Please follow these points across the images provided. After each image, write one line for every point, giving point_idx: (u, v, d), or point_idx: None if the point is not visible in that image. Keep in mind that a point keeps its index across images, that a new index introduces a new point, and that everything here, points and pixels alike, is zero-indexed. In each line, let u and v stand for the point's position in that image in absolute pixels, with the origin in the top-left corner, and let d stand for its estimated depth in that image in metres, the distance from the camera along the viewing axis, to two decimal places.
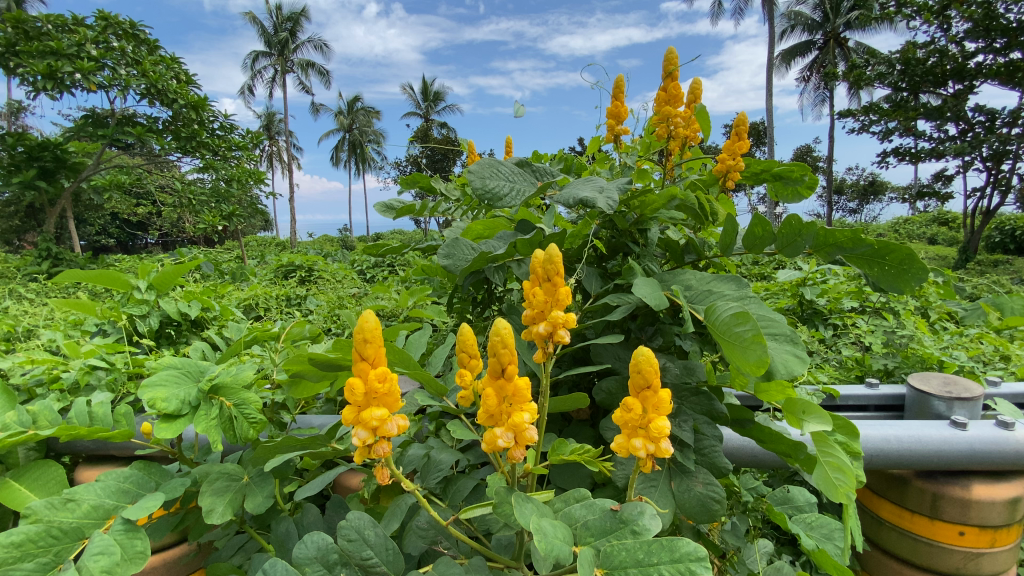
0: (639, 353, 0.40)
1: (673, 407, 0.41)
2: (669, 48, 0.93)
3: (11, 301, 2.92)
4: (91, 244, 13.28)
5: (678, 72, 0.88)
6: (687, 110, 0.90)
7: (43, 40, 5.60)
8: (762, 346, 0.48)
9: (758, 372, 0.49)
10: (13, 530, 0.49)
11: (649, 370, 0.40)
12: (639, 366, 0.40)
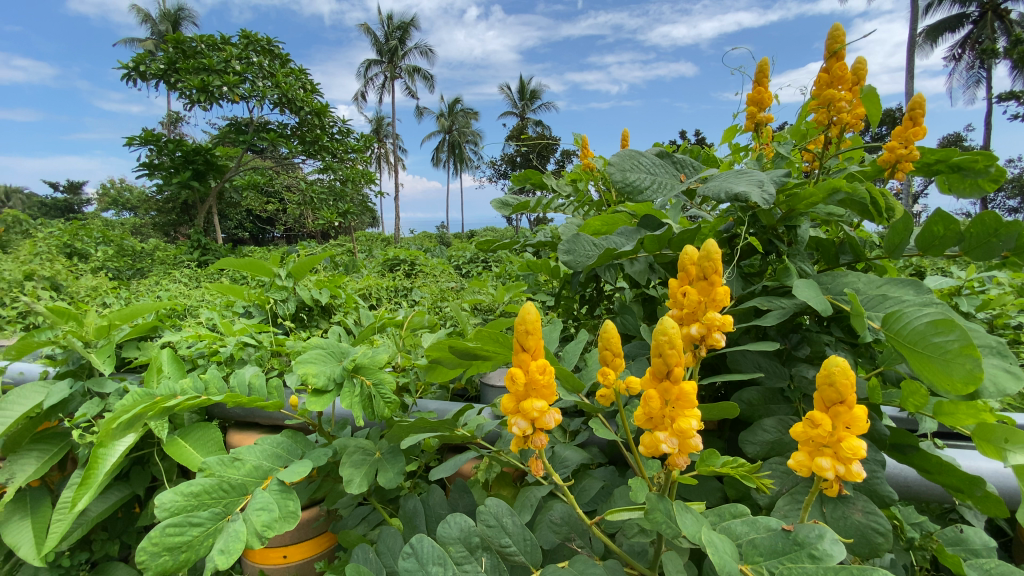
0: (830, 363, 0.36)
1: (868, 426, 0.36)
2: (833, 24, 0.81)
3: (172, 284, 3.47)
4: (230, 236, 15.24)
5: (846, 49, 0.77)
6: (853, 91, 0.78)
7: (197, 57, 6.49)
8: (973, 361, 0.41)
9: (964, 391, 0.43)
10: (191, 478, 0.55)
11: (843, 383, 0.36)
12: (831, 378, 0.36)
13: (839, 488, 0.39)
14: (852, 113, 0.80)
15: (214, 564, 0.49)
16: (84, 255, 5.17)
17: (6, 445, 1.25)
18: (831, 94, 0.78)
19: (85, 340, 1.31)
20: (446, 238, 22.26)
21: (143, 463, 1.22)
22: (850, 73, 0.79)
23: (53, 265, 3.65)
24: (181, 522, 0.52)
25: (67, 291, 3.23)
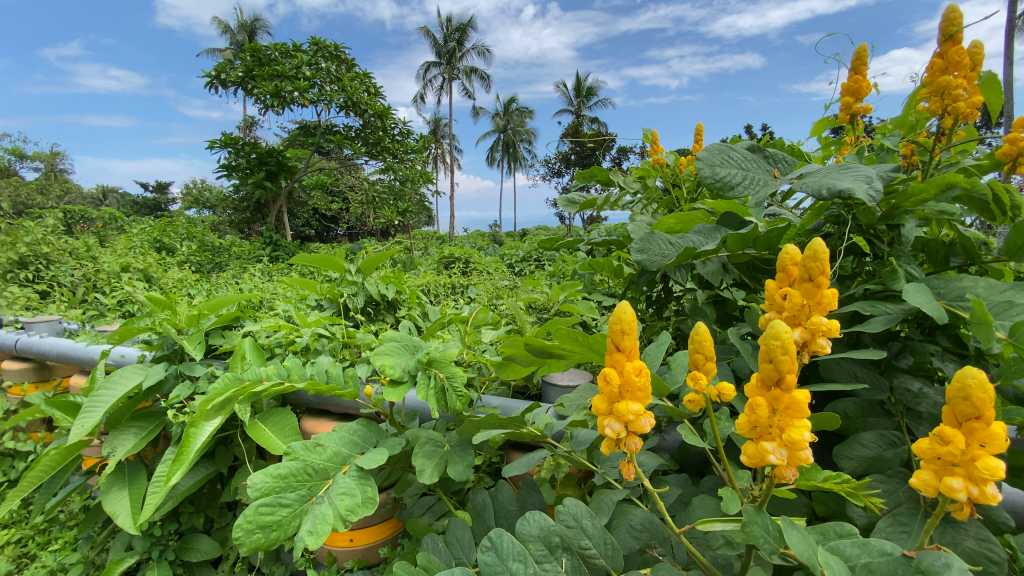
0: (969, 375, 0.33)
1: (1010, 447, 0.33)
2: (946, 4, 0.74)
3: (246, 278, 3.71)
4: (297, 233, 16.10)
5: (963, 32, 0.70)
6: (972, 77, 0.70)
7: (271, 65, 6.88)
8: None
9: None
10: (279, 461, 0.59)
11: (983, 398, 0.33)
12: (967, 392, 0.33)
13: (969, 512, 0.36)
14: (969, 102, 0.73)
15: (303, 543, 0.52)
16: (170, 250, 5.63)
17: (110, 421, 1.38)
18: (944, 83, 0.71)
19: (178, 328, 1.43)
20: (500, 237, 22.45)
21: (226, 444, 1.31)
22: (967, 57, 0.71)
23: (146, 259, 4.00)
24: (272, 502, 0.55)
25: (157, 283, 3.54)
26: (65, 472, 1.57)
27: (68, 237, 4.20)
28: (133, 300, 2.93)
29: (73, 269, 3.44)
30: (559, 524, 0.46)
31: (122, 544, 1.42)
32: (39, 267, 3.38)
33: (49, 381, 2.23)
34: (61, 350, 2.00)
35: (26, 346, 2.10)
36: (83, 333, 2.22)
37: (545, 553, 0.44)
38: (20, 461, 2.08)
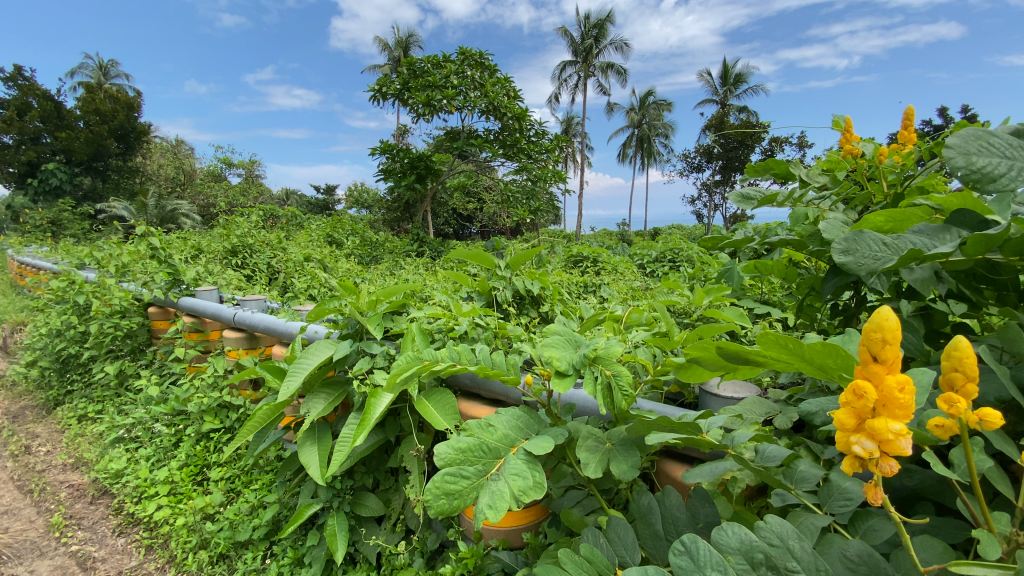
0: None
1: None
2: None
3: (399, 272, 4.14)
4: (438, 231, 17.35)
5: None
6: None
7: (424, 76, 7.50)
8: None
9: None
10: (459, 436, 0.65)
11: None
12: None
13: None
14: None
15: (484, 515, 0.56)
16: (338, 245, 6.43)
17: (306, 387, 1.63)
18: None
19: (360, 311, 1.64)
20: (632, 236, 21.85)
21: (395, 416, 1.49)
22: None
23: (320, 251, 4.65)
24: (454, 472, 0.61)
25: (330, 272, 4.09)
26: (268, 427, 1.89)
27: (264, 231, 5.05)
28: (313, 286, 3.43)
29: (269, 257, 4.13)
30: (761, 540, 0.44)
31: (308, 492, 1.68)
32: (246, 255, 4.11)
33: (256, 349, 2.69)
34: (266, 324, 2.41)
35: (242, 319, 2.56)
36: (281, 311, 2.65)
37: (745, 568, 0.43)
38: (234, 413, 2.56)
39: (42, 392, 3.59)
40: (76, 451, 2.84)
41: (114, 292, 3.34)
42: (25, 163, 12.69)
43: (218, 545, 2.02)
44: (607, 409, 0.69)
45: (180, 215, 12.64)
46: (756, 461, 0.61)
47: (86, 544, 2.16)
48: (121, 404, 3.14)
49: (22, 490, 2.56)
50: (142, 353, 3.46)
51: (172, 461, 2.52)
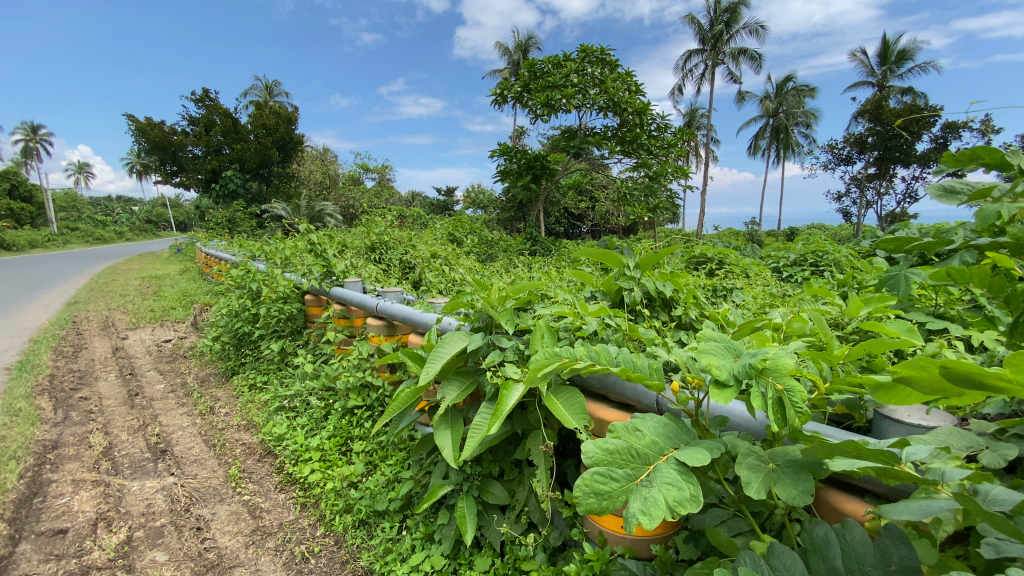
0: None
1: None
2: None
3: (516, 270, 4.25)
4: (551, 230, 17.49)
5: None
6: None
7: (544, 77, 7.60)
8: None
9: None
10: (606, 437, 0.64)
11: None
12: None
13: None
14: None
15: (638, 521, 0.55)
16: (459, 243, 6.76)
17: (441, 374, 1.74)
18: None
19: (492, 305, 1.71)
20: (763, 237, 20.02)
21: (522, 409, 1.53)
22: None
23: (445, 248, 4.94)
24: (603, 472, 0.61)
25: (454, 267, 4.33)
26: (406, 409, 2.06)
27: (397, 229, 5.51)
28: (440, 281, 3.65)
29: (401, 253, 4.47)
30: None
31: (440, 473, 1.79)
32: (383, 251, 4.51)
33: (394, 336, 2.93)
34: (403, 314, 2.62)
35: (383, 309, 2.81)
36: (417, 303, 2.85)
37: None
38: (374, 392, 2.83)
39: (223, 362, 4.27)
40: (247, 415, 3.35)
41: (280, 280, 3.87)
42: (210, 170, 15.15)
43: (359, 510, 2.24)
44: (777, 425, 0.66)
45: (325, 215, 14.22)
46: (979, 504, 0.54)
47: (257, 494, 2.53)
48: (282, 378, 3.64)
49: (208, 443, 3.05)
50: (300, 334, 3.97)
51: (322, 430, 2.86)
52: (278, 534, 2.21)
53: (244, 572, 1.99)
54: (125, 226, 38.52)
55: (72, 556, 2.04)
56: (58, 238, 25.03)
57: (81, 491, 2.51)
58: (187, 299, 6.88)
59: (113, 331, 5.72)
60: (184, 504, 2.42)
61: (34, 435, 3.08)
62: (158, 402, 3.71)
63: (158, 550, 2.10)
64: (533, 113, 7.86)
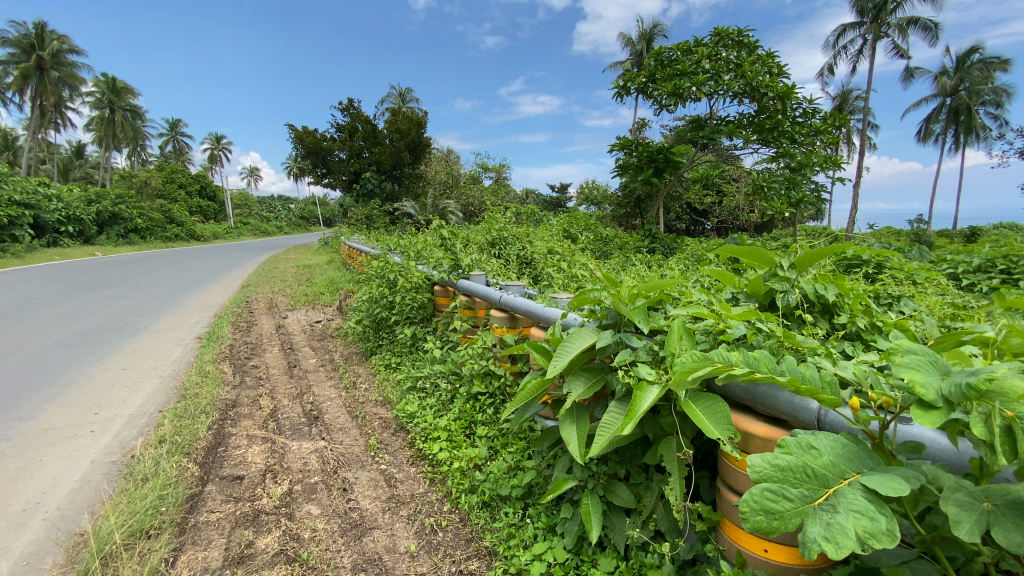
0: None
1: None
2: None
3: (637, 269, 4.12)
4: (671, 226, 16.64)
5: None
6: None
7: (673, 64, 7.24)
8: None
9: None
10: (779, 456, 0.75)
11: None
12: None
13: None
14: None
15: (820, 547, 0.65)
16: (574, 239, 6.72)
17: (567, 368, 1.74)
18: None
19: (622, 302, 1.66)
20: (934, 237, 17.01)
21: (655, 414, 1.47)
22: None
23: (562, 244, 4.95)
24: (775, 491, 0.71)
25: (574, 263, 4.32)
26: (531, 401, 2.09)
27: (516, 225, 5.64)
28: (561, 277, 3.68)
29: (522, 248, 4.57)
30: None
31: (564, 467, 1.78)
32: (503, 247, 4.65)
33: (516, 328, 3.00)
34: (527, 308, 2.67)
35: (506, 301, 2.89)
36: (540, 297, 2.89)
37: None
38: (496, 381, 2.94)
39: (363, 342, 4.72)
40: (383, 392, 3.68)
41: (414, 271, 4.18)
42: (354, 172, 16.83)
43: (483, 492, 2.35)
44: (1005, 457, 0.66)
45: (448, 211, 14.98)
46: None
47: (391, 465, 2.77)
48: (414, 361, 3.94)
49: (352, 414, 3.41)
50: (429, 321, 4.26)
51: (449, 412, 3.05)
52: (411, 504, 2.39)
53: (381, 534, 2.18)
54: (288, 223, 44.40)
55: (247, 500, 2.41)
56: (235, 232, 29.66)
57: (252, 445, 2.96)
58: (333, 286, 7.74)
59: (276, 311, 6.64)
60: (333, 466, 2.73)
61: (220, 395, 3.69)
62: (311, 374, 4.23)
63: (313, 504, 2.40)
64: (659, 104, 7.52)
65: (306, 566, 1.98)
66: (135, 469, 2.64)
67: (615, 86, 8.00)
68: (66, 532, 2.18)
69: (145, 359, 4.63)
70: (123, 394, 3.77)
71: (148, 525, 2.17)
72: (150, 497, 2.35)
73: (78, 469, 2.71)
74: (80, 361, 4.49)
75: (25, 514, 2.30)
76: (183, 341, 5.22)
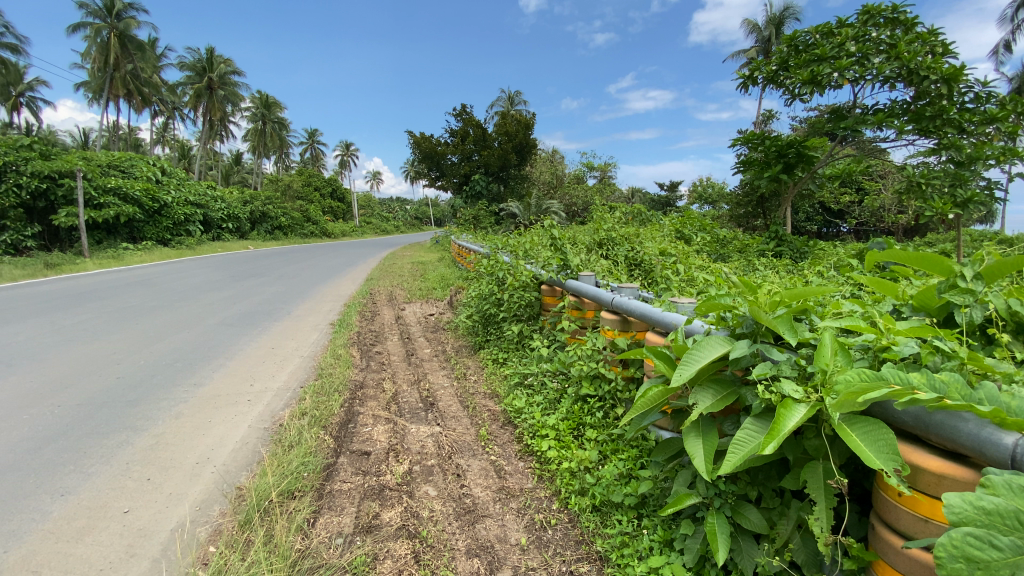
0: None
1: None
2: None
3: (760, 275, 3.80)
4: (798, 228, 15.08)
5: None
6: None
7: (810, 50, 6.55)
8: None
9: None
10: (984, 497, 0.80)
11: None
12: None
13: None
14: None
15: None
16: (687, 241, 6.34)
17: (693, 378, 1.65)
18: None
19: (761, 311, 1.53)
20: None
21: (797, 435, 1.35)
22: None
23: (674, 246, 4.71)
24: (981, 538, 0.76)
25: (689, 266, 4.09)
26: (649, 410, 2.01)
27: (625, 225, 5.49)
28: (676, 281, 3.51)
29: (631, 250, 4.43)
30: None
31: (685, 482, 1.69)
32: (611, 247, 4.55)
33: (628, 332, 2.90)
34: (642, 311, 2.58)
35: (619, 304, 2.81)
36: (656, 301, 2.77)
37: None
38: (606, 385, 2.88)
39: (473, 337, 4.90)
40: (492, 386, 3.79)
41: (523, 270, 4.24)
42: (463, 175, 17.55)
43: (594, 496, 2.32)
44: None
45: (553, 211, 14.97)
46: None
47: (500, 457, 2.84)
48: (521, 358, 4.00)
49: (463, 404, 3.56)
50: (536, 319, 4.30)
51: (557, 411, 3.05)
52: (520, 498, 2.44)
53: (493, 523, 2.25)
54: (406, 222, 47.71)
55: (374, 474, 2.64)
56: (360, 231, 32.44)
57: (377, 424, 3.23)
58: (444, 283, 8.14)
59: (395, 303, 7.15)
60: (447, 452, 2.88)
61: (350, 376, 4.08)
62: (426, 363, 4.50)
63: (430, 485, 2.55)
64: (791, 93, 6.83)
65: (425, 543, 2.11)
66: (282, 436, 3.01)
67: (740, 77, 7.43)
68: (230, 485, 2.56)
69: (288, 340, 5.24)
70: (272, 369, 4.32)
71: (294, 487, 2.46)
72: (296, 462, 2.67)
73: (238, 432, 3.16)
74: (239, 340, 5.23)
75: (199, 467, 2.73)
76: (318, 326, 5.84)
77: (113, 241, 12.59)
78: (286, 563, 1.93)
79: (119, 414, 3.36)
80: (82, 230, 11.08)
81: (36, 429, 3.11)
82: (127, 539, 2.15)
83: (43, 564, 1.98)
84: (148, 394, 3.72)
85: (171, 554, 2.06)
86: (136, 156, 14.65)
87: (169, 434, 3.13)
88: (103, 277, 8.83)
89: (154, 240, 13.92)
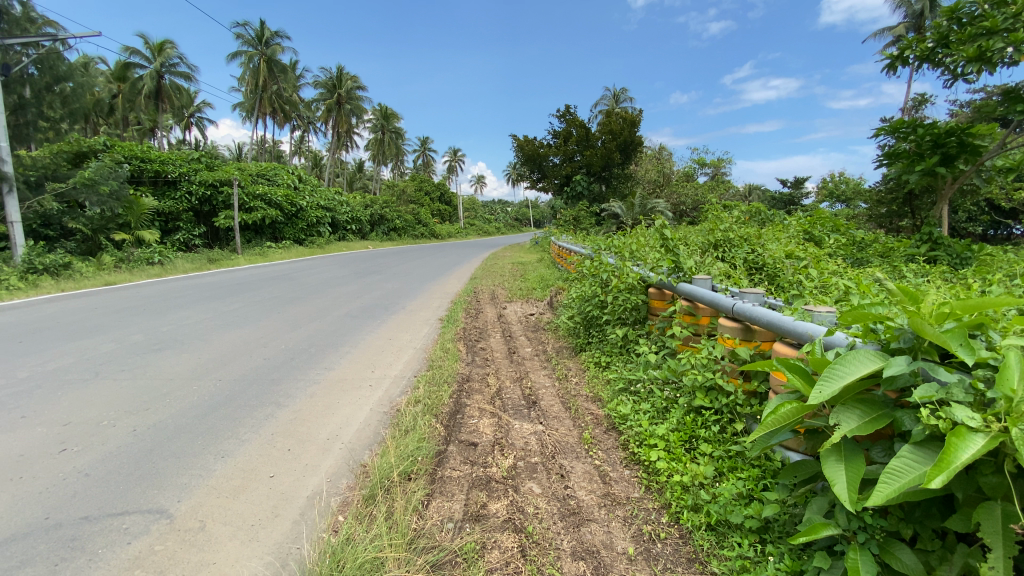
0: None
1: None
2: None
3: (910, 283, 3.30)
4: (957, 228, 12.94)
5: None
6: None
7: (977, 22, 5.57)
8: None
9: None
10: None
11: None
12: None
13: None
14: None
15: None
16: (817, 243, 5.71)
17: (834, 397, 1.48)
18: None
19: (925, 323, 1.33)
20: None
21: (970, 469, 1.15)
22: None
23: (801, 249, 4.26)
24: None
25: (822, 272, 3.68)
26: (777, 428, 1.84)
27: (742, 225, 5.08)
28: (805, 288, 3.18)
29: (751, 252, 4.09)
30: None
31: (821, 510, 1.53)
32: (727, 249, 4.24)
33: (751, 341, 2.68)
34: (769, 319, 2.37)
35: (740, 310, 2.61)
36: (784, 308, 2.53)
37: None
38: (724, 398, 2.69)
39: (575, 338, 4.86)
40: (594, 389, 3.74)
41: (629, 272, 4.12)
42: (566, 176, 17.53)
43: (708, 514, 2.18)
44: None
45: (660, 212, 14.37)
46: None
47: (605, 462, 2.79)
48: (626, 362, 3.89)
49: (565, 405, 3.56)
50: (642, 323, 4.14)
51: (666, 421, 2.92)
52: (627, 506, 2.38)
53: (598, 529, 2.22)
54: (512, 223, 48.94)
55: (481, 465, 2.73)
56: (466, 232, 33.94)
57: (482, 417, 3.34)
58: (545, 283, 8.18)
59: (498, 302, 7.33)
60: (551, 451, 2.90)
61: (458, 369, 4.28)
62: (529, 361, 4.57)
63: (534, 482, 2.58)
64: (952, 73, 5.86)
65: (530, 539, 2.14)
66: (399, 421, 3.24)
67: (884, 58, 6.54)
68: (356, 462, 2.81)
69: (402, 333, 5.63)
70: (390, 359, 4.67)
71: (410, 469, 2.64)
72: (411, 445, 2.86)
73: (361, 414, 3.46)
74: (362, 330, 5.73)
75: (329, 442, 3.04)
76: (429, 321, 6.19)
77: (259, 240, 14.53)
78: (404, 539, 2.06)
79: (265, 390, 3.86)
80: (236, 231, 12.92)
81: (202, 399, 3.67)
82: (272, 501, 2.45)
83: (209, 514, 2.33)
84: (289, 375, 4.22)
85: (309, 517, 2.31)
86: (279, 166, 16.71)
87: (305, 411, 3.53)
88: (252, 272, 10.18)
89: (291, 240, 15.76)
